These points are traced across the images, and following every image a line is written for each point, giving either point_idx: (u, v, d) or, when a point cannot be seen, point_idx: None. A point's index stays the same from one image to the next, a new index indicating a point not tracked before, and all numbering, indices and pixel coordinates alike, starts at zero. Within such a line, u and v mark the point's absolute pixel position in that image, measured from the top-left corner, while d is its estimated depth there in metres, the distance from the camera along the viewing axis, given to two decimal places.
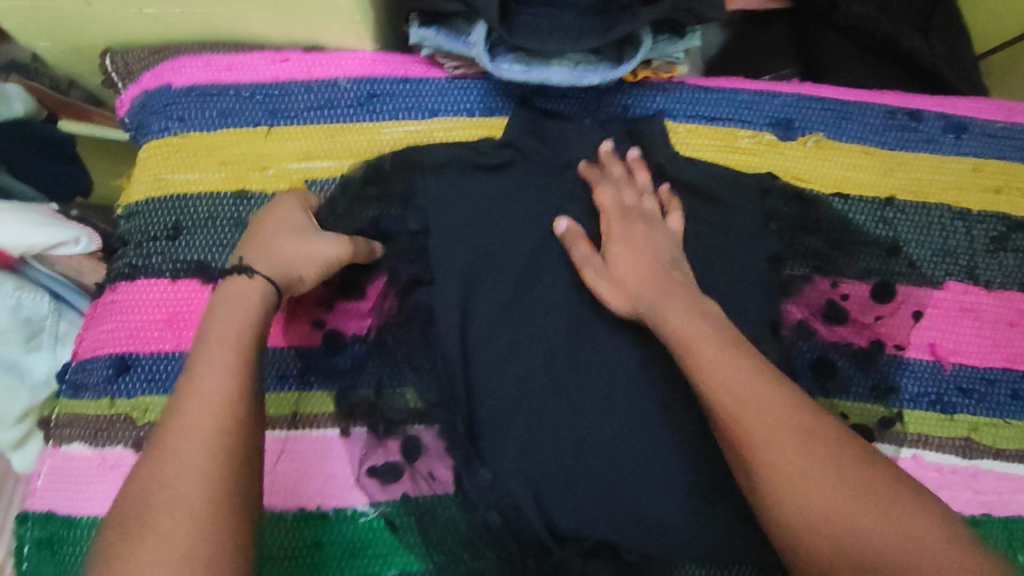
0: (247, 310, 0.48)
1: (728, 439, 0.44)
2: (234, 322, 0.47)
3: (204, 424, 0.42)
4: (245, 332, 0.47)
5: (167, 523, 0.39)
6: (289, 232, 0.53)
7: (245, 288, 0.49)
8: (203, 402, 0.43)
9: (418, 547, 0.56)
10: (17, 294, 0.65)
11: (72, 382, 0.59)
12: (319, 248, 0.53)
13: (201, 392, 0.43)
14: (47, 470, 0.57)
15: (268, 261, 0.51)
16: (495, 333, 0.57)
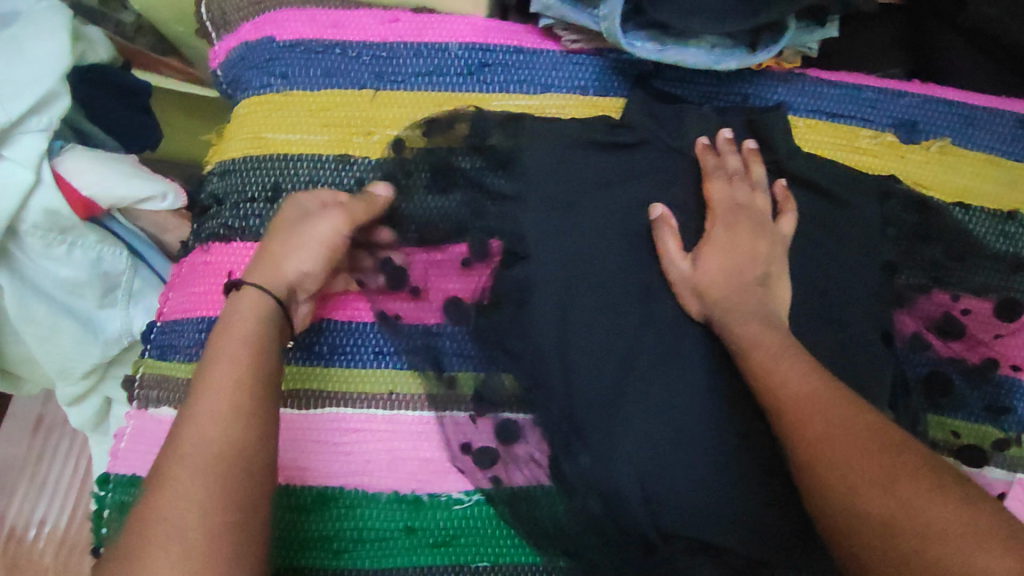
0: (248, 322, 0.48)
1: (825, 465, 0.42)
2: (235, 338, 0.47)
3: (202, 451, 0.41)
4: (249, 353, 0.46)
5: (163, 557, 0.37)
6: (281, 226, 0.53)
7: (243, 302, 0.49)
8: (205, 429, 0.42)
9: (512, 538, 0.55)
10: (98, 247, 0.62)
11: (161, 344, 0.58)
12: (315, 231, 0.53)
13: (201, 420, 0.43)
14: (132, 432, 0.56)
15: (261, 269, 0.51)
16: (604, 323, 0.55)
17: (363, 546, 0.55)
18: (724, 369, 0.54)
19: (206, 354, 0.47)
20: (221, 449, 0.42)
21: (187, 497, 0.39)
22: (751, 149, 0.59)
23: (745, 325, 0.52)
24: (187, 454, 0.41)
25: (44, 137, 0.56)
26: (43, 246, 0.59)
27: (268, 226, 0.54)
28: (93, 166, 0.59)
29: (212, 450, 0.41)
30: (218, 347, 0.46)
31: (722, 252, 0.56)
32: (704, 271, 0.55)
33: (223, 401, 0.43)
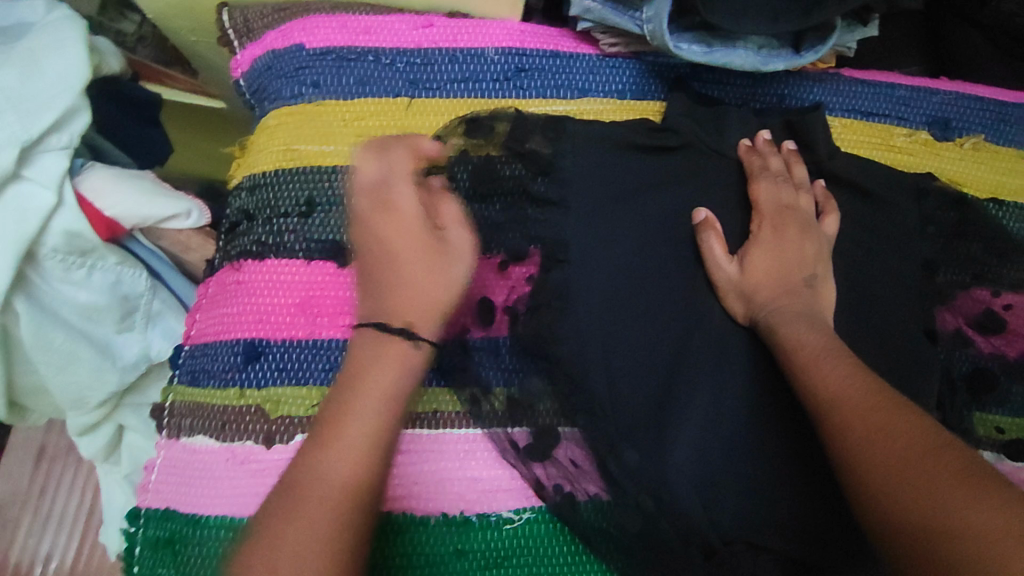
0: (400, 373, 0.42)
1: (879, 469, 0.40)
2: (384, 383, 0.42)
3: (324, 499, 0.37)
4: (389, 400, 0.41)
5: None
6: (421, 251, 0.45)
7: (400, 349, 0.43)
8: (333, 477, 0.38)
9: (568, 555, 0.53)
10: (118, 270, 0.59)
11: (190, 368, 0.54)
12: (456, 268, 0.46)
13: (335, 456, 0.39)
14: (163, 463, 0.53)
15: (414, 306, 0.44)
16: (655, 330, 0.53)
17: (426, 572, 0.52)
18: (778, 379, 0.53)
19: (338, 389, 0.42)
20: (345, 497, 0.38)
21: (307, 544, 0.36)
22: (791, 150, 0.59)
23: (802, 330, 0.51)
24: (310, 493, 0.38)
25: (66, 156, 0.53)
26: (62, 271, 0.56)
27: (373, 244, 0.46)
28: (116, 185, 0.56)
29: (335, 494, 0.38)
30: (363, 376, 0.42)
31: (769, 254, 0.55)
32: (753, 275, 0.54)
33: (354, 442, 0.40)
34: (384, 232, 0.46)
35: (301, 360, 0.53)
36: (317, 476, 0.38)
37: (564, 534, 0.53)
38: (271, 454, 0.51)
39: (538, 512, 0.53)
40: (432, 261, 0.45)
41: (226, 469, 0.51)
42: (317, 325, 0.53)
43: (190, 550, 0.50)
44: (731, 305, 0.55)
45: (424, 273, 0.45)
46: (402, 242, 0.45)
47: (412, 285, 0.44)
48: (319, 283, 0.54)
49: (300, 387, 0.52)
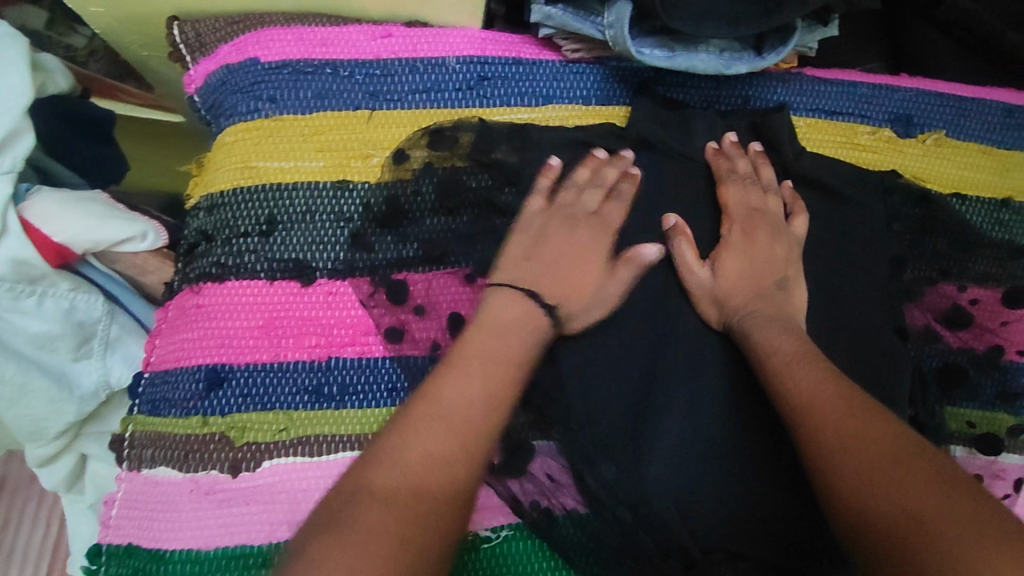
0: (523, 331, 0.48)
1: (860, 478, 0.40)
2: (507, 336, 0.47)
3: (461, 408, 0.42)
4: (517, 349, 0.47)
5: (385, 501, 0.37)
6: (559, 246, 0.53)
7: (528, 316, 0.49)
8: (466, 393, 0.43)
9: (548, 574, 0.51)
10: (71, 296, 0.57)
11: (150, 398, 0.52)
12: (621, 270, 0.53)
13: (468, 375, 0.44)
14: (124, 497, 0.51)
15: (570, 291, 0.52)
16: (627, 337, 0.53)
17: None
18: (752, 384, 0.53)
19: (468, 332, 0.48)
20: (471, 433, 0.41)
21: (428, 465, 0.39)
22: (758, 152, 0.59)
23: (772, 334, 0.51)
24: (442, 416, 0.42)
25: (10, 180, 0.51)
26: (11, 299, 0.54)
27: (584, 238, 0.54)
28: (64, 208, 0.53)
29: (457, 427, 0.41)
30: (491, 324, 0.48)
31: (740, 257, 0.55)
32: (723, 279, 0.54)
33: (479, 385, 0.44)
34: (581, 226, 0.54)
35: (267, 385, 0.51)
36: (446, 406, 0.42)
37: (543, 549, 0.52)
38: (235, 483, 0.49)
39: (516, 529, 0.52)
40: (595, 270, 0.53)
41: (191, 501, 0.49)
42: (282, 347, 0.52)
43: None
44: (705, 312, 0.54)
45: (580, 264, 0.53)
46: (532, 235, 0.53)
47: (581, 278, 0.53)
48: (283, 303, 0.52)
49: (266, 412, 0.50)
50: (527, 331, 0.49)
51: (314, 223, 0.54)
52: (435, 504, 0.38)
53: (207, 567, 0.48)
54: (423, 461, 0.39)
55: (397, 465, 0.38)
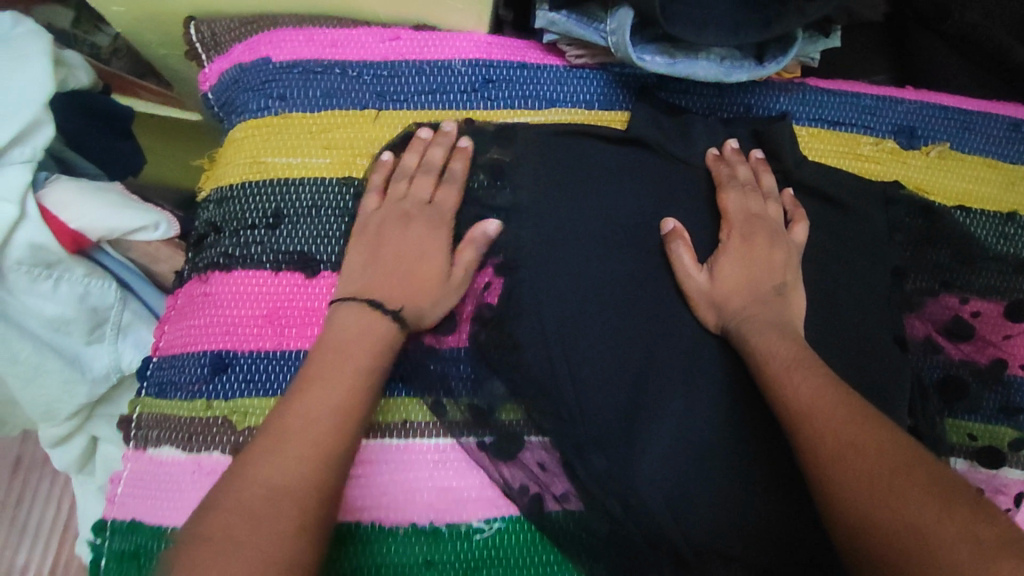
0: (367, 345, 0.49)
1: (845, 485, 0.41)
2: (354, 350, 0.48)
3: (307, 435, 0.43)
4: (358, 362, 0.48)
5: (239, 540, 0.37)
6: (408, 251, 0.53)
7: (367, 323, 0.50)
8: (313, 418, 0.44)
9: (536, 566, 0.52)
10: (86, 281, 0.59)
11: (158, 381, 0.54)
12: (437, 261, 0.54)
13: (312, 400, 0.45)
14: (129, 475, 0.53)
15: (397, 294, 0.52)
16: (618, 337, 0.53)
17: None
18: (744, 387, 0.53)
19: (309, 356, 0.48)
20: (325, 457, 0.42)
21: (279, 500, 0.39)
22: (758, 159, 0.59)
23: (763, 338, 0.51)
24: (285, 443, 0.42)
25: (29, 168, 0.53)
26: (28, 282, 0.56)
27: (390, 239, 0.54)
28: (80, 197, 0.55)
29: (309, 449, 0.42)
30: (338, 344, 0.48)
31: (738, 261, 0.56)
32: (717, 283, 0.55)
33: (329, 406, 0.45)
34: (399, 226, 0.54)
35: (269, 372, 0.52)
36: (300, 425, 0.43)
37: (535, 543, 0.52)
38: None
39: (509, 522, 0.52)
40: (438, 263, 0.54)
41: (191, 481, 0.51)
42: (284, 336, 0.53)
43: (154, 561, 0.50)
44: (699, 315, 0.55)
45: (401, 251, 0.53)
46: (397, 243, 0.54)
47: (421, 278, 0.53)
48: (286, 294, 0.54)
49: (267, 398, 0.52)
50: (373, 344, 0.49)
51: (318, 218, 0.55)
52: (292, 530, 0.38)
53: None
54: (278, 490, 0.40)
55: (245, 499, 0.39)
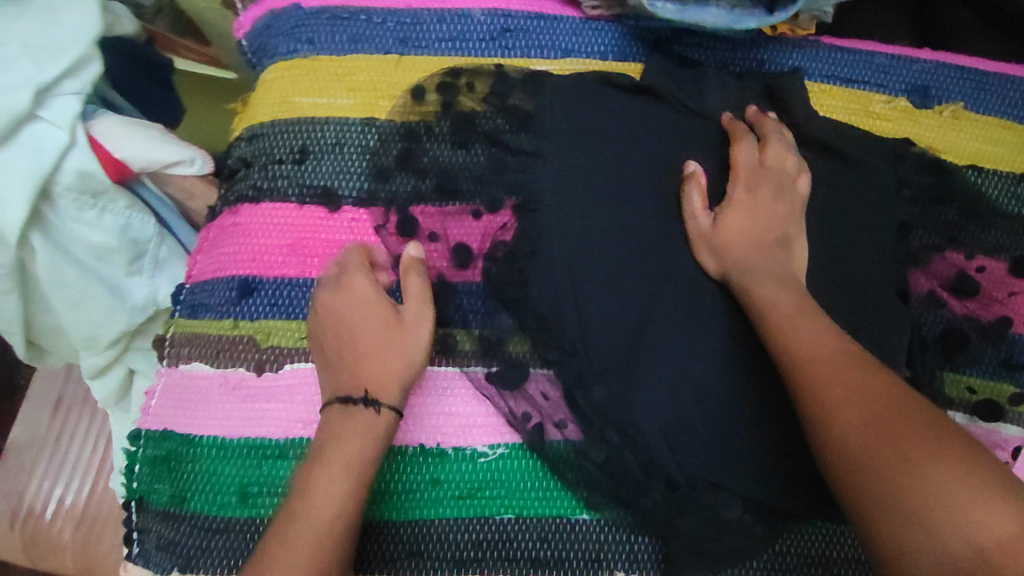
0: (365, 444, 0.48)
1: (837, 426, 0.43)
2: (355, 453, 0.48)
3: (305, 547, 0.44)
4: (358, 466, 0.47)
5: None
6: (379, 332, 0.52)
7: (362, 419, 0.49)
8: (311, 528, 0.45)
9: (537, 491, 0.54)
10: (128, 214, 0.63)
11: (191, 304, 0.58)
12: (400, 332, 0.52)
13: (315, 508, 0.45)
14: (162, 389, 0.57)
15: (374, 379, 0.51)
16: (619, 279, 0.55)
17: (403, 497, 0.54)
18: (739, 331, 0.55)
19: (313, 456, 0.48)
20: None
21: None
22: (768, 118, 0.60)
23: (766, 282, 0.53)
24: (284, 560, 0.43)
25: (79, 100, 0.57)
26: (76, 210, 0.60)
27: (353, 324, 0.52)
28: (127, 131, 0.60)
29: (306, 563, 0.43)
30: (334, 444, 0.48)
31: (749, 215, 0.57)
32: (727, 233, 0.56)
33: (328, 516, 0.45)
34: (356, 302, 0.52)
35: (292, 297, 0.56)
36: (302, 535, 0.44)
37: (538, 466, 0.55)
38: (261, 380, 0.55)
39: (512, 448, 0.55)
40: (389, 332, 0.52)
41: (219, 394, 0.55)
42: (307, 265, 0.56)
43: (184, 466, 0.54)
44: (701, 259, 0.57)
45: (363, 332, 0.52)
46: (363, 317, 0.52)
47: (384, 361, 0.51)
48: (310, 225, 0.57)
49: (290, 320, 0.55)
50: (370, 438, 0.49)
51: (342, 155, 0.58)
52: None
53: (231, 452, 0.54)
54: None
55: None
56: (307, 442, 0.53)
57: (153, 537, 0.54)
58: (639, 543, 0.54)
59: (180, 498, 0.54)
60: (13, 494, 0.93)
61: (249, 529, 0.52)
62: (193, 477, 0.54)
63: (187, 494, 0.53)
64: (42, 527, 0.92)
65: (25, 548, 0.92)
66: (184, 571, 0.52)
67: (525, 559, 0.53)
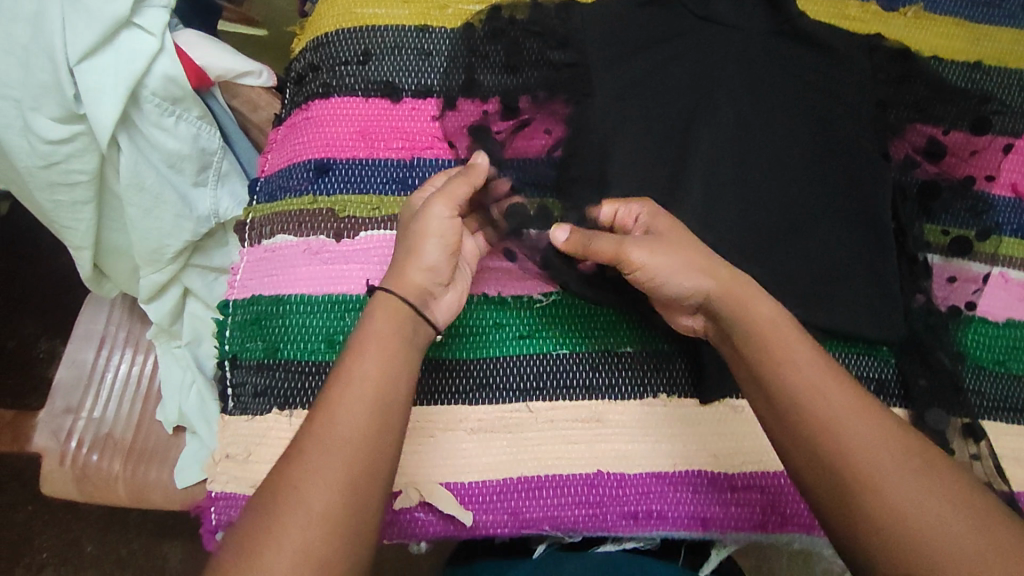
0: (396, 320, 0.51)
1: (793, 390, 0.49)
2: (386, 327, 0.50)
3: (350, 413, 0.46)
4: (392, 339, 0.50)
5: (304, 503, 0.43)
6: (406, 226, 0.56)
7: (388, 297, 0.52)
8: (355, 395, 0.46)
9: (586, 329, 0.63)
10: (198, 124, 0.71)
11: (268, 191, 0.65)
12: (416, 225, 0.55)
13: (355, 378, 0.47)
14: (246, 264, 0.64)
15: (390, 274, 0.54)
16: (644, 150, 0.65)
17: (480, 336, 0.62)
18: (719, 339, 0.56)
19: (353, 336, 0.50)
20: (363, 437, 0.45)
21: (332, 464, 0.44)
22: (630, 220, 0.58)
23: (722, 283, 0.54)
24: (334, 426, 0.45)
25: (165, 13, 0.67)
26: (158, 115, 0.68)
27: (401, 233, 0.57)
28: (204, 43, 0.70)
29: (353, 425, 0.45)
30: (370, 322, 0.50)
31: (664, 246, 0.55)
32: (656, 275, 0.55)
33: (370, 381, 0.47)
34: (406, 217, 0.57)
35: (364, 175, 0.64)
36: (346, 403, 0.46)
37: (579, 306, 0.63)
38: (340, 246, 0.62)
39: (564, 295, 0.63)
40: (410, 228, 0.56)
41: (303, 259, 0.62)
42: (375, 148, 0.65)
43: (274, 323, 0.61)
44: (672, 301, 0.57)
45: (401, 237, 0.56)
46: (405, 228, 0.56)
47: (400, 256, 0.55)
48: (375, 114, 0.65)
49: (363, 195, 0.64)
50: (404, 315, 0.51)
51: (400, 56, 0.67)
52: (345, 497, 0.43)
53: (317, 307, 0.61)
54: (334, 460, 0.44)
55: (314, 501, 0.43)
56: None
57: (248, 387, 0.60)
58: (678, 367, 0.63)
59: (273, 349, 0.60)
60: (62, 432, 0.95)
61: None
62: (284, 331, 0.61)
63: (280, 345, 0.60)
64: (92, 463, 0.94)
65: (76, 485, 0.93)
66: (283, 409, 0.59)
67: (578, 387, 0.61)
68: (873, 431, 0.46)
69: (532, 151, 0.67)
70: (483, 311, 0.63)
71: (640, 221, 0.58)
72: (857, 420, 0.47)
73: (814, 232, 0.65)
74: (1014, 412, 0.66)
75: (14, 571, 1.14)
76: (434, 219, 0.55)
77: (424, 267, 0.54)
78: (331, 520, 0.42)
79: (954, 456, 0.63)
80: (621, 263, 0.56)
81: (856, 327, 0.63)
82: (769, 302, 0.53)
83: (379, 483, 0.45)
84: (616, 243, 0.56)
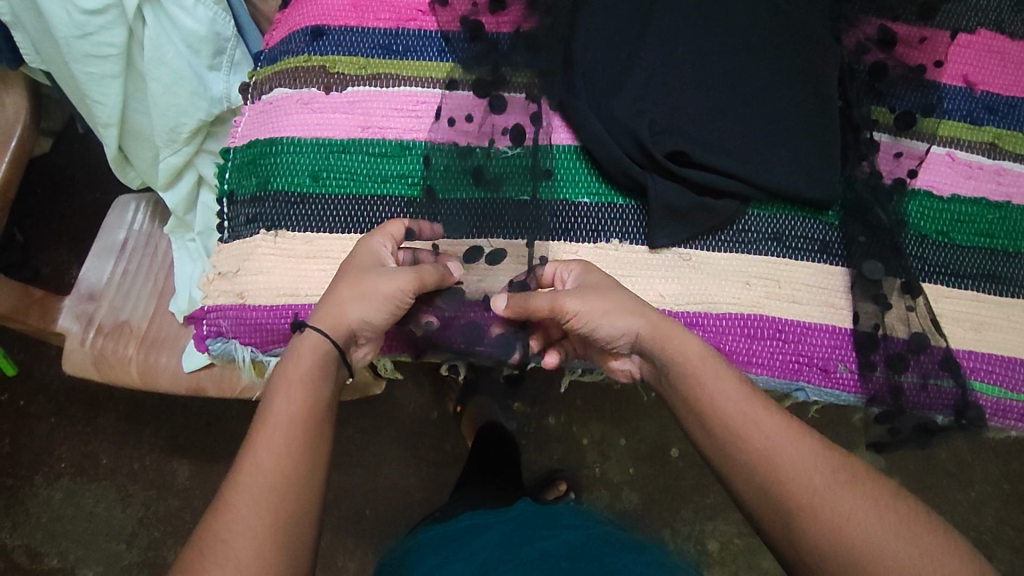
0: (318, 363, 0.57)
1: (699, 414, 0.57)
2: (299, 374, 0.56)
3: (266, 460, 0.52)
4: (302, 387, 0.56)
5: (233, 544, 0.49)
6: (365, 275, 0.59)
7: (310, 341, 0.58)
8: (270, 444, 0.53)
9: (539, 179, 0.70)
10: (215, 10, 0.81)
11: (270, 57, 0.73)
12: (373, 283, 0.59)
13: (268, 429, 0.54)
14: (247, 117, 0.72)
15: (326, 312, 0.58)
16: (602, 27, 0.70)
17: (449, 173, 0.69)
18: (654, 378, 0.63)
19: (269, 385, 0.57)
20: (281, 477, 0.52)
21: (264, 492, 0.51)
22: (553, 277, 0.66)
23: (643, 326, 0.60)
24: (259, 472, 0.52)
25: None
26: None
27: (342, 270, 0.61)
28: None
29: (270, 474, 0.52)
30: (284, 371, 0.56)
31: (594, 296, 0.60)
32: (588, 320, 0.60)
33: (281, 431, 0.54)
34: (358, 258, 0.62)
35: (354, 41, 0.71)
36: (262, 453, 0.53)
37: (585, 159, 0.70)
38: (328, 98, 0.70)
39: (526, 150, 0.70)
40: (359, 278, 0.59)
41: (295, 108, 0.70)
42: (365, 19, 0.72)
43: (267, 162, 0.69)
44: (607, 344, 0.63)
45: (348, 281, 0.59)
46: (356, 274, 0.60)
47: (346, 306, 0.58)
48: None
49: (351, 56, 0.71)
50: (323, 359, 0.57)
51: None
52: (266, 534, 0.50)
53: (306, 148, 0.68)
54: (258, 498, 0.51)
55: (238, 541, 0.50)
56: (365, 140, 0.69)
57: (242, 217, 0.68)
58: (631, 217, 0.69)
59: (264, 183, 0.68)
60: (83, 315, 0.97)
61: (321, 200, 0.68)
62: (274, 169, 0.68)
63: (270, 180, 0.68)
64: (107, 346, 0.95)
65: (94, 364, 0.94)
66: (270, 230, 0.67)
67: (532, 227, 0.69)
68: (766, 460, 0.54)
69: (504, 27, 0.73)
70: (440, 155, 0.69)
71: (569, 279, 0.64)
72: (755, 454, 0.55)
73: (763, 106, 0.69)
74: (957, 278, 0.69)
75: (33, 481, 1.23)
76: (390, 286, 0.59)
77: (367, 323, 0.60)
78: (255, 552, 0.50)
79: (890, 311, 0.67)
80: (556, 313, 0.61)
81: (800, 186, 0.67)
82: (686, 334, 0.60)
83: (296, 519, 0.52)
84: (551, 295, 0.61)
